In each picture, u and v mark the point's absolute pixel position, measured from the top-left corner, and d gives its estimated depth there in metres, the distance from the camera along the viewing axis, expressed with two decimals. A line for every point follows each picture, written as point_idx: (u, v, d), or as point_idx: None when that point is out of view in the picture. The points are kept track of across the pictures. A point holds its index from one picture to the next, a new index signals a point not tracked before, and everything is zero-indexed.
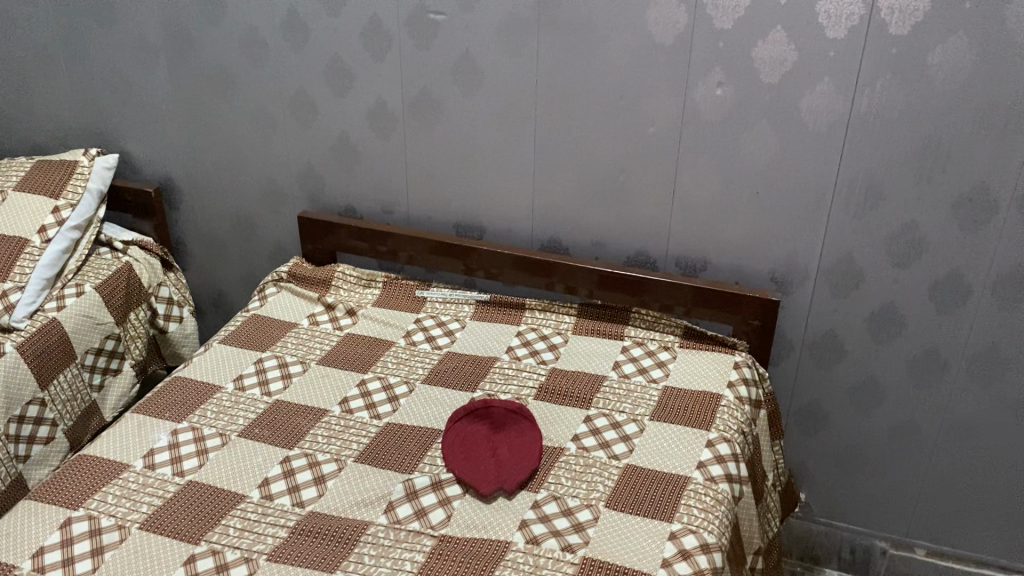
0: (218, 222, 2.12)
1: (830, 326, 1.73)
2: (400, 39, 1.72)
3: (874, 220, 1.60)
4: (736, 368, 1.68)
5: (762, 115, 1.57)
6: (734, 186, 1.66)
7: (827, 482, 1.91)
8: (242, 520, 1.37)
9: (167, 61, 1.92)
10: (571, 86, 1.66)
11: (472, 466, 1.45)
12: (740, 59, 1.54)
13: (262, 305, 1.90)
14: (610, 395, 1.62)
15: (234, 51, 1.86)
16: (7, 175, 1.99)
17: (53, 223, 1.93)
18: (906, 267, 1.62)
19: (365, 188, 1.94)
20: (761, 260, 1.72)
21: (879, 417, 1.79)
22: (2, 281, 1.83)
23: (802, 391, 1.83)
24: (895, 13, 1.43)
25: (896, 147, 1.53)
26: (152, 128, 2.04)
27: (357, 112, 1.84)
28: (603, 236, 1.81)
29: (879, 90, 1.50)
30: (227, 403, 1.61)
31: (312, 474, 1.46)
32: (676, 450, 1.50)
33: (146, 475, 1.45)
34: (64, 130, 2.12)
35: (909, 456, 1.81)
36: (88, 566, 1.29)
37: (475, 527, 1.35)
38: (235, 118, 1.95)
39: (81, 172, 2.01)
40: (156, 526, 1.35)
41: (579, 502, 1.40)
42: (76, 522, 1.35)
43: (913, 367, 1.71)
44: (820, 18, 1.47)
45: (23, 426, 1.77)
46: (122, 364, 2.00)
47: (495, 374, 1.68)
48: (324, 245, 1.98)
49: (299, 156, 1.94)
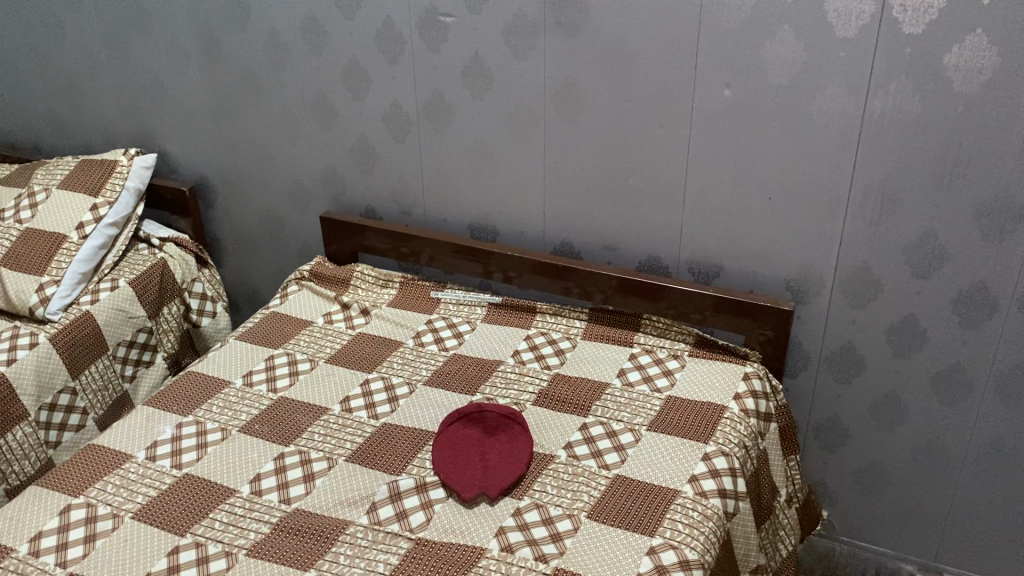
0: (250, 221, 2.18)
1: (848, 339, 1.66)
2: (413, 41, 1.73)
3: (891, 227, 1.53)
4: (746, 379, 1.63)
5: (772, 117, 1.52)
6: (744, 190, 1.60)
7: (850, 500, 1.84)
8: (228, 515, 1.40)
9: (199, 64, 1.99)
10: (579, 88, 1.64)
11: (459, 470, 1.45)
12: (747, 60, 1.49)
13: (282, 303, 1.94)
14: (610, 404, 1.59)
15: (259, 53, 1.90)
16: (53, 174, 2.09)
17: (90, 220, 2.01)
18: (926, 278, 1.54)
19: (384, 189, 1.96)
20: (775, 268, 1.66)
21: (902, 435, 1.70)
22: (40, 275, 1.93)
23: (820, 404, 1.76)
24: (908, 10, 1.35)
25: (912, 152, 1.45)
26: (187, 129, 2.11)
27: (375, 114, 1.86)
28: (614, 240, 1.78)
29: (892, 92, 1.42)
30: (233, 399, 1.65)
31: (303, 472, 1.48)
32: (670, 463, 1.46)
33: (146, 467, 1.50)
34: (110, 130, 2.21)
35: (935, 477, 1.72)
36: (79, 552, 1.34)
37: (453, 532, 1.35)
38: (262, 119, 2.00)
39: (120, 171, 2.07)
40: (148, 516, 1.39)
41: (562, 511, 1.38)
42: (75, 509, 1.41)
43: (937, 383, 1.63)
44: (829, 16, 1.40)
45: (54, 414, 1.85)
46: (154, 356, 2.07)
47: (496, 378, 1.68)
48: (346, 245, 2.01)
49: (322, 157, 1.98)
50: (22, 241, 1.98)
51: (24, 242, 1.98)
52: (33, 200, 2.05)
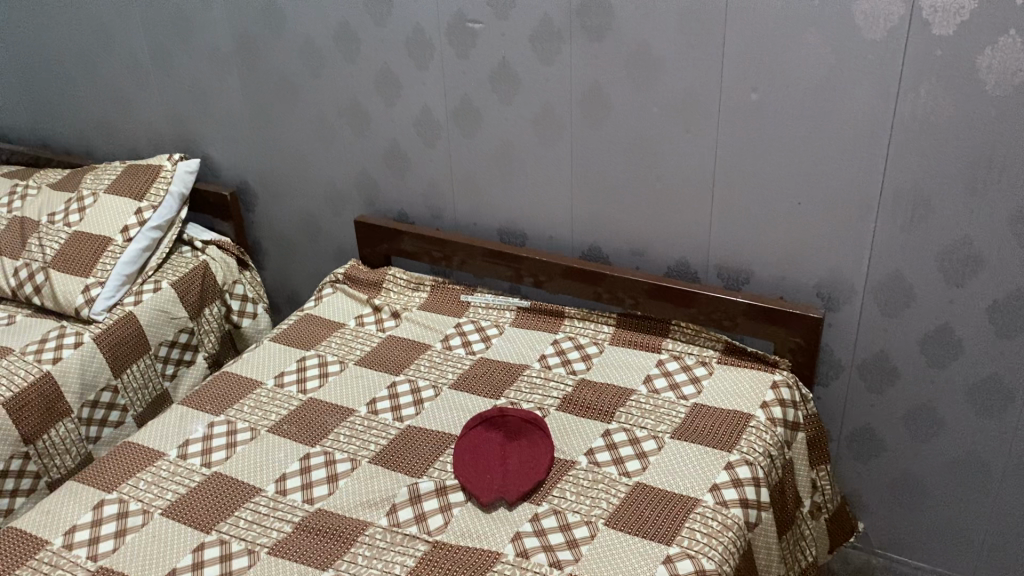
0: (289, 224, 2.22)
1: (880, 347, 1.63)
2: (443, 47, 1.74)
3: (923, 234, 1.49)
4: (774, 387, 1.60)
5: (798, 122, 1.49)
6: (773, 195, 1.58)
7: (885, 513, 1.80)
8: (253, 513, 1.43)
9: (239, 71, 2.04)
10: (607, 92, 1.63)
11: (479, 474, 1.45)
12: (773, 64, 1.46)
13: (316, 305, 1.98)
14: (634, 410, 1.59)
15: (296, 60, 1.94)
16: (101, 178, 2.17)
17: (135, 223, 2.07)
18: (961, 286, 1.50)
19: (417, 194, 1.98)
20: (805, 274, 1.63)
21: (937, 446, 1.66)
22: (86, 276, 1.99)
23: (853, 414, 1.72)
24: (937, 12, 1.32)
25: (943, 156, 1.42)
26: (229, 135, 2.16)
27: (407, 119, 1.88)
28: (643, 245, 1.77)
29: (923, 95, 1.39)
30: (264, 399, 1.69)
31: (327, 472, 1.50)
32: (691, 472, 1.45)
33: (177, 465, 1.54)
34: (155, 136, 2.28)
35: (972, 491, 1.67)
36: (110, 546, 1.38)
37: (469, 536, 1.36)
38: (300, 124, 2.04)
39: (164, 176, 2.13)
40: (177, 513, 1.43)
41: (579, 518, 1.37)
42: (108, 504, 1.45)
43: (973, 395, 1.58)
44: (856, 18, 1.37)
45: (96, 411, 1.91)
46: (196, 356, 2.11)
47: (521, 382, 1.68)
48: (379, 248, 2.03)
49: (357, 161, 2.01)
50: (70, 244, 2.05)
51: (72, 245, 2.05)
52: (81, 203, 2.13)
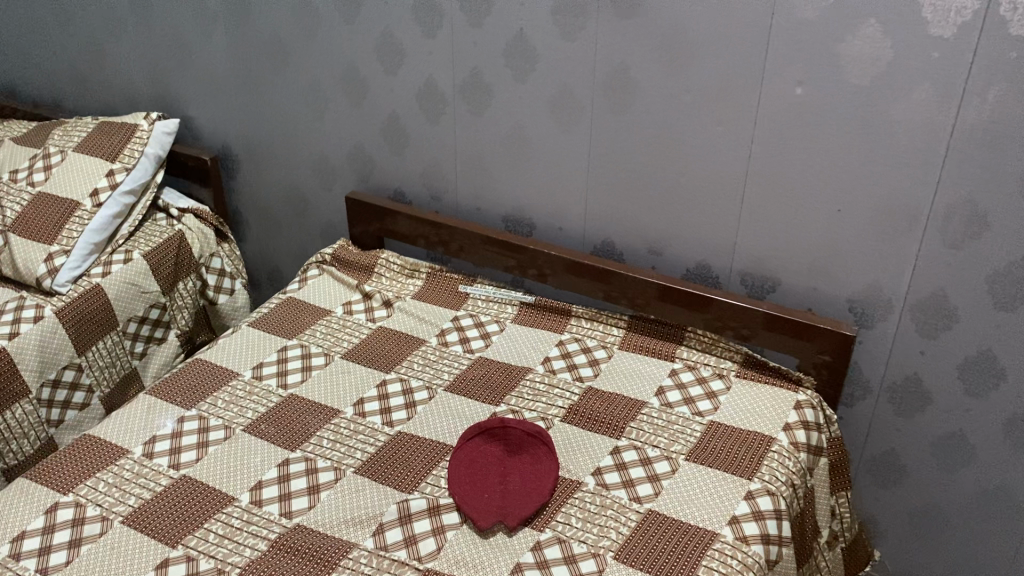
0: (275, 195, 2.06)
1: (912, 370, 1.51)
2: (453, 14, 1.58)
3: (974, 253, 1.36)
4: (798, 408, 1.48)
5: (846, 123, 1.35)
6: (810, 198, 1.44)
7: (902, 540, 1.70)
8: (224, 527, 1.28)
9: (225, 27, 1.86)
10: (635, 74, 1.48)
11: (477, 493, 1.32)
12: (823, 56, 1.32)
13: (300, 288, 1.84)
14: (645, 426, 1.46)
15: (289, 18, 1.77)
16: (71, 135, 1.99)
17: (106, 186, 1.90)
18: (1010, 311, 1.38)
19: (416, 172, 1.83)
20: (837, 288, 1.51)
21: (966, 478, 1.55)
22: (49, 244, 1.82)
23: (876, 437, 1.61)
24: (1017, 9, 1.18)
25: (1005, 170, 1.28)
26: (213, 96, 1.99)
27: (409, 90, 1.72)
28: (661, 243, 1.63)
29: (990, 101, 1.25)
30: (240, 393, 1.54)
31: (307, 482, 1.36)
32: (708, 501, 1.32)
33: (142, 465, 1.39)
34: (132, 93, 2.10)
35: (999, 526, 1.56)
36: (62, 559, 1.23)
37: (463, 565, 1.22)
38: (290, 89, 1.87)
39: (140, 135, 1.96)
40: (139, 522, 1.29)
41: (586, 549, 1.24)
42: (62, 509, 1.31)
43: (1011, 426, 1.46)
44: (925, 11, 1.22)
45: (57, 391, 1.75)
46: (167, 333, 1.95)
47: (524, 388, 1.54)
48: (371, 228, 1.88)
49: (352, 133, 1.85)
50: (33, 206, 1.88)
51: (35, 207, 1.88)
52: (47, 161, 1.95)
